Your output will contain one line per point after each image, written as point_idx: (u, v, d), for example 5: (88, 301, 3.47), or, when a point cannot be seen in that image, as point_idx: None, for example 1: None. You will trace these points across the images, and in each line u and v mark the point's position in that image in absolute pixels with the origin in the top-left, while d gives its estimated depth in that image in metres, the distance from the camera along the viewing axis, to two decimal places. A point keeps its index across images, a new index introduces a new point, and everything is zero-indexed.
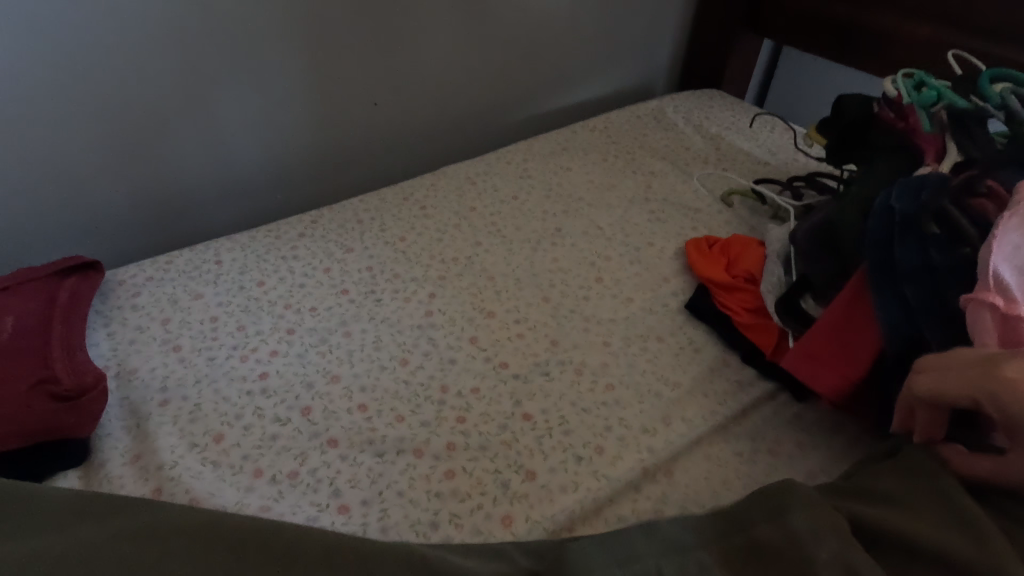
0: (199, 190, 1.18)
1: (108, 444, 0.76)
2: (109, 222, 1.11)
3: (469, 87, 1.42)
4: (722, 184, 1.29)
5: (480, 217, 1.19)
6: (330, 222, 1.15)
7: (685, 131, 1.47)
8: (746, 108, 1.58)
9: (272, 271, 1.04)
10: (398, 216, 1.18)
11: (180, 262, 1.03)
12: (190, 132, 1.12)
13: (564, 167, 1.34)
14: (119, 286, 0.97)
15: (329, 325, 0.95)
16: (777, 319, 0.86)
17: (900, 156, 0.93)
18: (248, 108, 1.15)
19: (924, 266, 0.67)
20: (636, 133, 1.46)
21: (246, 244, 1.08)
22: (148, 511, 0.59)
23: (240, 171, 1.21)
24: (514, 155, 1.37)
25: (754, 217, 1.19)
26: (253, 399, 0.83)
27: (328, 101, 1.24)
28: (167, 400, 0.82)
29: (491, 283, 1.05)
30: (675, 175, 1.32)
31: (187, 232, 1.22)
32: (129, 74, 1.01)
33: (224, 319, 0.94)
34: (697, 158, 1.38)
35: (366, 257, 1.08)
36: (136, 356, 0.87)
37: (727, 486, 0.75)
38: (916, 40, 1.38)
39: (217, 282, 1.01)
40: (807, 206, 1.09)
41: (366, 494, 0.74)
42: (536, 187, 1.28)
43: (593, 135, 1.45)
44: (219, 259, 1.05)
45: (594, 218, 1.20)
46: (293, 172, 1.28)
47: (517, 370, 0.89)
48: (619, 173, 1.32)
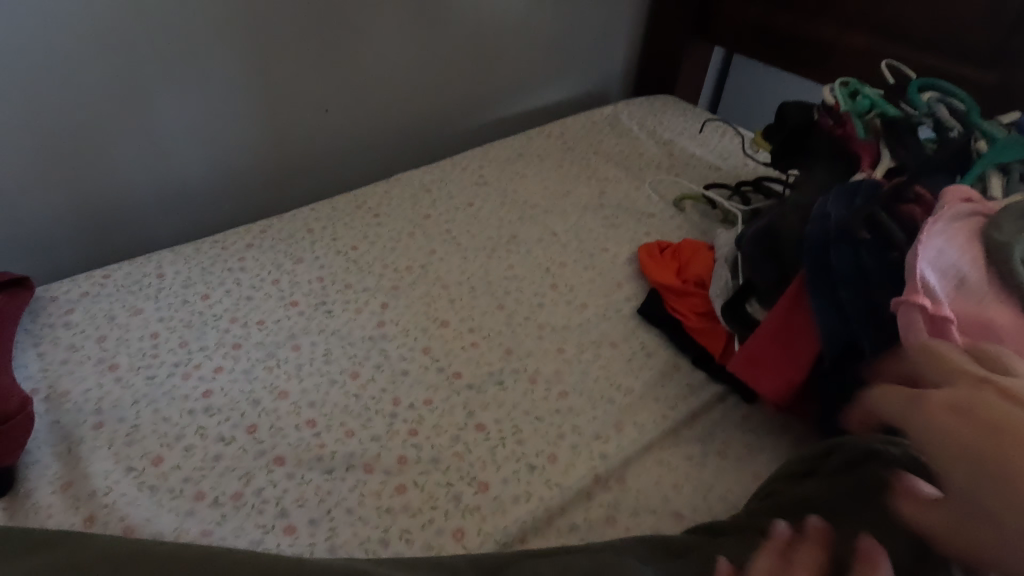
0: (137, 200, 1.14)
1: (35, 473, 0.72)
2: (38, 235, 1.06)
3: (422, 93, 1.41)
4: (674, 188, 1.31)
5: (435, 225, 1.18)
6: (279, 232, 1.12)
7: (638, 137, 1.49)
8: (697, 114, 1.62)
9: (218, 284, 1.00)
10: (350, 225, 1.16)
11: (119, 276, 0.99)
12: (129, 141, 1.08)
13: (519, 173, 1.34)
14: (50, 303, 0.93)
15: (277, 338, 0.92)
16: (725, 323, 0.88)
17: (839, 161, 0.96)
18: (189, 114, 1.12)
19: (859, 271, 0.69)
20: (591, 139, 1.47)
21: (191, 255, 1.05)
22: (79, 544, 0.57)
23: (182, 181, 1.17)
24: (469, 161, 1.36)
25: (704, 221, 1.22)
26: (196, 418, 0.80)
27: (276, 107, 1.21)
28: (102, 422, 0.78)
29: (445, 292, 1.04)
30: (628, 181, 1.34)
31: (127, 245, 1.17)
32: (56, 80, 0.96)
33: (164, 335, 0.91)
34: (650, 163, 1.40)
35: (316, 267, 1.06)
36: (68, 377, 0.83)
37: (678, 490, 0.76)
38: (854, 49, 1.44)
39: (159, 296, 0.97)
40: (754, 211, 1.11)
41: (314, 513, 0.72)
42: (491, 194, 1.27)
43: (548, 141, 1.45)
44: (162, 271, 1.01)
45: (549, 224, 1.20)
46: (241, 181, 1.24)
47: (470, 380, 0.88)
48: (574, 179, 1.33)
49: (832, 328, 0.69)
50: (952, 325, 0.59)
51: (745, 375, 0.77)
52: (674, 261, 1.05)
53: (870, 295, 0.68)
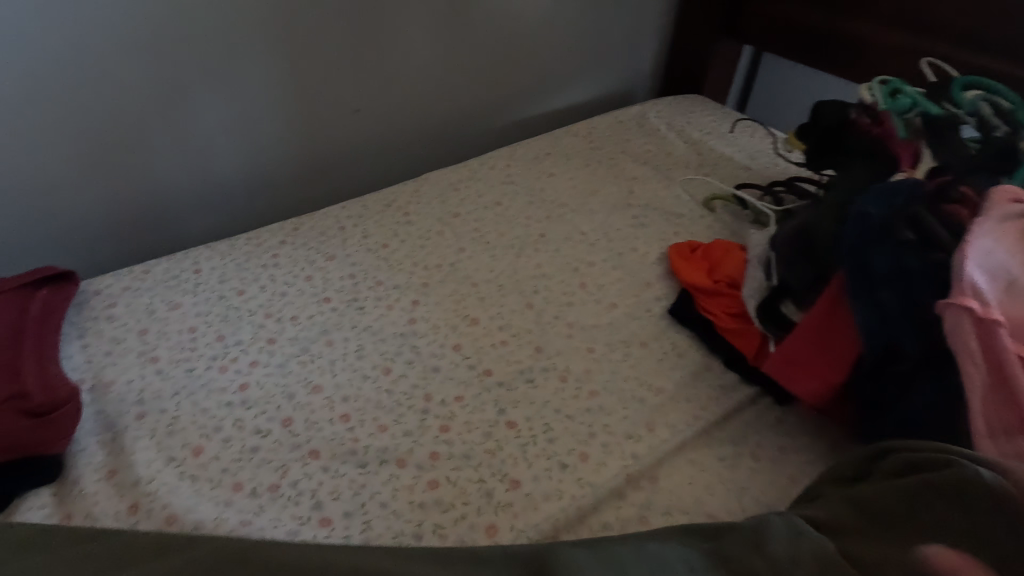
0: (175, 197, 1.16)
1: (82, 460, 0.74)
2: (81, 232, 1.09)
3: (451, 93, 1.42)
4: (703, 188, 1.30)
5: (464, 224, 1.19)
6: (311, 229, 1.14)
7: (666, 136, 1.48)
8: (726, 113, 1.60)
9: (252, 279, 1.02)
10: (380, 223, 1.17)
11: (158, 271, 1.01)
12: (169, 140, 1.11)
13: (547, 173, 1.34)
14: (94, 297, 0.95)
15: (310, 334, 0.94)
16: (759, 324, 0.87)
17: (876, 161, 0.94)
18: (226, 114, 1.14)
19: (900, 272, 0.67)
20: (619, 138, 1.47)
21: (226, 252, 1.07)
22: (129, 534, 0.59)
23: (217, 179, 1.20)
24: (497, 160, 1.36)
25: (735, 221, 1.20)
26: (233, 411, 0.82)
27: (308, 108, 1.23)
28: (144, 412, 0.80)
29: (475, 290, 1.04)
30: (657, 180, 1.33)
31: (164, 242, 1.20)
32: (100, 80, 0.99)
33: (202, 329, 0.93)
34: (679, 163, 1.39)
35: (347, 264, 1.07)
36: (111, 368, 0.85)
37: (710, 491, 0.76)
38: (890, 47, 1.41)
39: (196, 291, 0.99)
40: (787, 211, 1.09)
41: (349, 506, 0.73)
42: (519, 192, 1.28)
43: (575, 140, 1.45)
44: (199, 267, 1.03)
45: (577, 223, 1.20)
46: (274, 179, 1.27)
47: (500, 378, 0.89)
48: (602, 179, 1.33)
49: (872, 330, 0.68)
50: (1001, 329, 0.59)
51: (780, 376, 0.76)
52: (705, 261, 1.05)
53: (910, 296, 0.66)
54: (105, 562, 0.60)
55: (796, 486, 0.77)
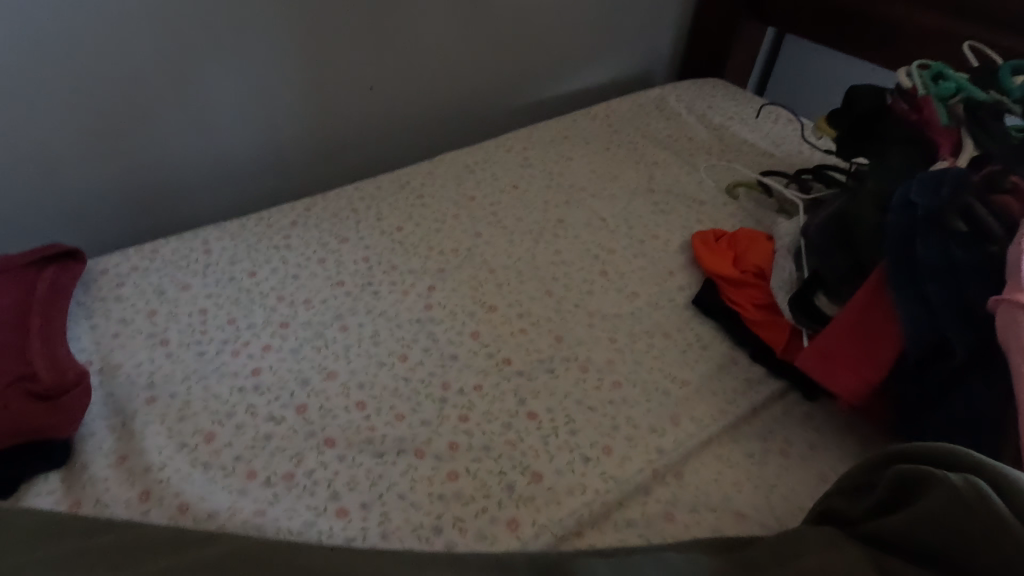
0: (183, 175, 1.13)
1: (92, 445, 0.72)
2: (87, 209, 1.06)
3: (468, 72, 1.38)
4: (726, 175, 1.26)
5: (480, 207, 1.15)
6: (324, 210, 1.10)
7: (687, 120, 1.44)
8: (749, 97, 1.55)
9: (264, 261, 0.99)
10: (395, 205, 1.14)
11: (166, 250, 0.98)
12: (178, 116, 1.07)
13: (565, 156, 1.30)
14: (101, 276, 0.93)
15: (324, 319, 0.91)
16: (790, 316, 0.83)
17: (912, 148, 0.90)
18: (237, 89, 1.10)
19: (948, 265, 0.65)
20: (638, 122, 1.42)
21: (236, 232, 1.04)
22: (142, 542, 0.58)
23: (227, 156, 1.16)
24: (514, 142, 1.33)
25: (759, 210, 1.17)
26: (246, 396, 0.79)
27: (319, 85, 1.19)
28: (154, 396, 0.78)
29: (492, 276, 1.01)
30: (679, 166, 1.29)
31: (173, 221, 1.17)
32: (108, 51, 0.95)
33: (213, 312, 0.90)
34: (700, 148, 1.35)
35: (361, 247, 1.04)
36: (120, 350, 0.83)
37: (738, 488, 0.74)
38: (924, 31, 1.36)
39: (206, 272, 0.96)
40: (817, 200, 1.06)
41: (366, 498, 0.70)
42: (536, 176, 1.24)
43: (594, 123, 1.41)
44: (208, 247, 1.00)
45: (597, 209, 1.17)
46: (284, 158, 1.23)
47: (520, 367, 0.86)
48: (622, 163, 1.29)
49: (916, 325, 0.65)
50: None
51: (815, 371, 0.73)
52: (730, 250, 1.01)
53: (959, 290, 0.64)
54: (115, 554, 0.58)
55: (827, 484, 0.75)
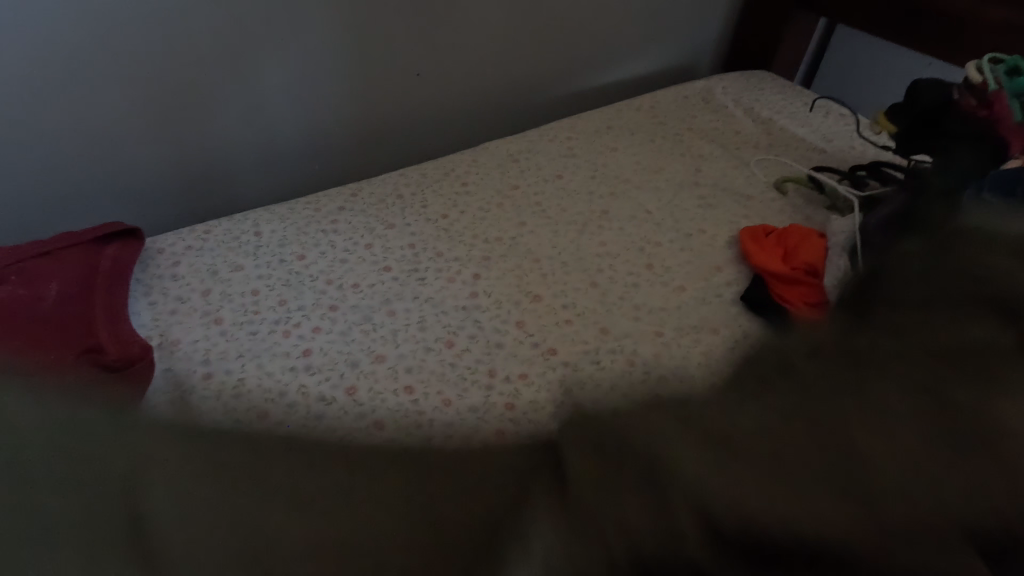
0: (234, 158, 1.15)
1: None
2: (143, 188, 1.09)
3: (514, 60, 1.37)
4: (775, 170, 1.24)
5: (524, 196, 1.15)
6: (370, 195, 1.11)
7: (734, 113, 1.41)
8: (798, 91, 1.51)
9: (313, 245, 1.01)
10: (439, 192, 1.14)
11: (219, 231, 1.01)
12: (231, 100, 1.09)
13: (609, 147, 1.28)
14: (158, 255, 0.95)
15: (372, 303, 0.92)
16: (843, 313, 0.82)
17: (983, 148, 0.87)
18: (290, 75, 1.11)
19: None
20: (684, 113, 1.40)
21: (286, 215, 1.05)
22: None
23: (277, 141, 1.18)
24: (558, 132, 1.31)
25: (809, 206, 1.14)
26: (297, 376, 0.81)
27: (366, 71, 1.19)
28: (211, 372, 0.80)
29: (537, 266, 1.01)
30: (725, 159, 1.27)
31: (222, 203, 1.19)
32: (168, 35, 0.97)
33: (264, 293, 0.92)
34: (748, 142, 1.32)
35: (407, 233, 1.05)
36: (178, 327, 0.85)
37: None
38: (990, 24, 1.30)
39: (258, 254, 0.98)
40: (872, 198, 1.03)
41: None
42: (580, 166, 1.23)
43: (638, 114, 1.39)
44: (259, 229, 1.02)
45: (642, 201, 1.15)
46: (331, 143, 1.24)
47: (565, 358, 0.86)
48: (667, 156, 1.27)
49: None
50: None
51: None
52: (781, 248, 0.98)
53: None
54: None
55: None
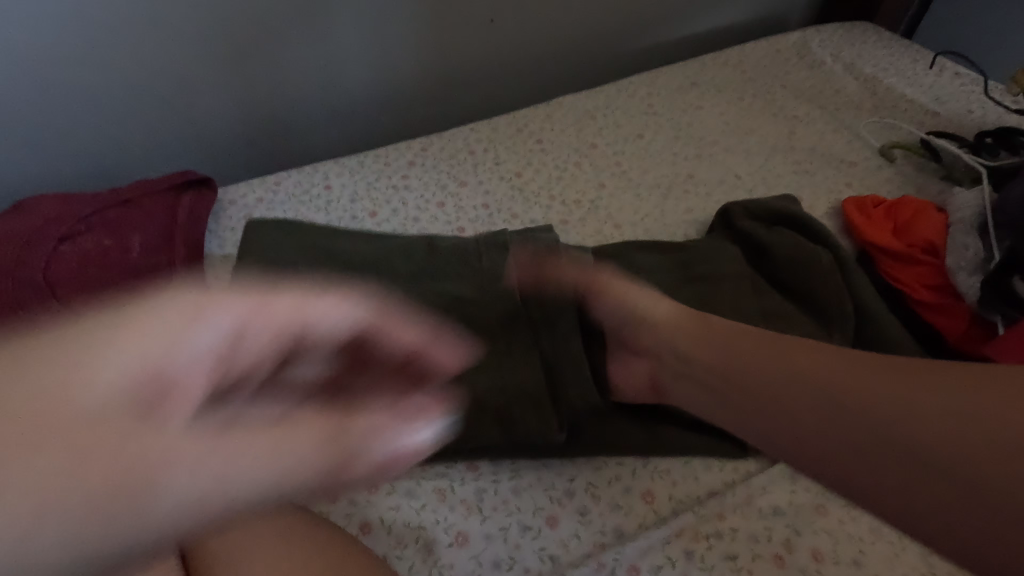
0: (302, 108, 1.11)
1: None
2: (214, 135, 1.07)
3: (594, 6, 1.25)
4: (882, 134, 1.12)
5: (603, 156, 1.08)
6: (441, 150, 1.06)
7: (835, 69, 1.27)
8: (908, 44, 1.35)
9: (385, 201, 0.97)
10: (513, 149, 1.08)
11: (290, 184, 0.98)
12: (299, 46, 1.03)
13: (694, 105, 1.18)
14: (231, 207, 0.93)
15: None
16: (973, 300, 0.75)
17: None
18: (361, 21, 1.05)
19: None
20: (777, 69, 1.27)
21: (356, 169, 1.01)
22: None
23: (345, 92, 1.13)
24: (638, 87, 1.22)
25: (920, 176, 1.03)
26: None
27: (438, 18, 1.11)
28: None
29: (618, 233, 0.95)
30: (824, 121, 1.15)
31: (290, 153, 1.16)
32: None
33: None
34: (850, 102, 1.19)
35: (481, 192, 1.00)
36: None
37: None
38: None
39: (329, 209, 0.95)
40: (1000, 169, 0.92)
41: None
42: (663, 126, 1.14)
43: (726, 69, 1.27)
44: (329, 183, 0.99)
45: (731, 166, 1.07)
46: (399, 96, 1.18)
47: None
48: (758, 116, 1.16)
49: None
50: None
51: None
52: (888, 222, 0.88)
53: None
54: None
55: None
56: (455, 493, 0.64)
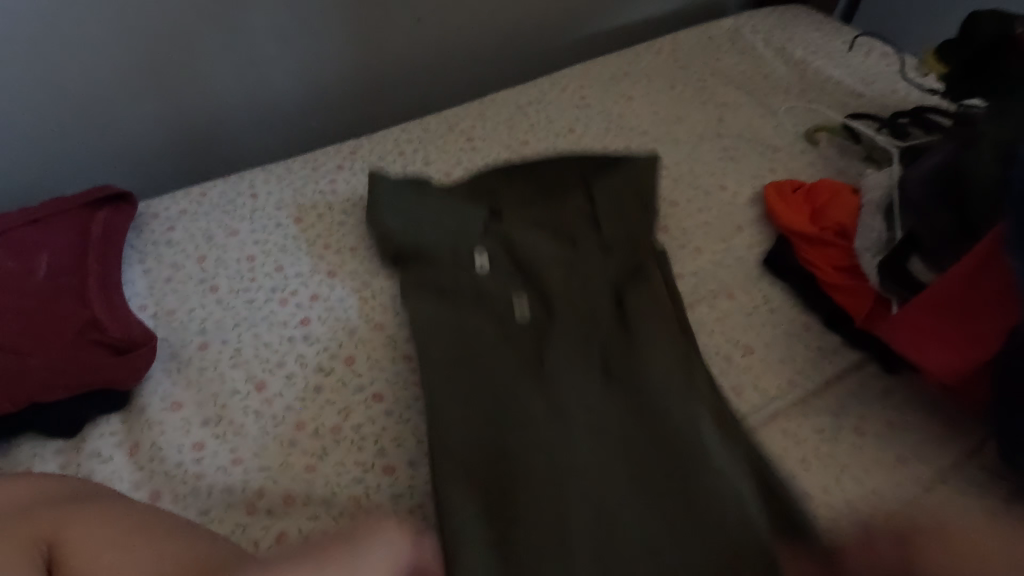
0: (225, 110, 1.10)
1: (149, 389, 0.74)
2: (138, 144, 1.07)
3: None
4: (807, 118, 1.13)
5: (533, 152, 1.08)
6: (370, 153, 1.05)
7: (764, 55, 1.28)
8: (841, 26, 1.36)
9: (310, 207, 0.96)
10: (442, 148, 1.07)
11: (214, 194, 0.97)
12: (217, 54, 1.03)
13: (626, 96, 1.19)
14: (152, 220, 0.92)
15: (373, 269, 0.88)
16: (875, 281, 0.77)
17: None
18: (277, 22, 1.04)
19: None
20: (709, 56, 1.28)
21: (282, 175, 1.00)
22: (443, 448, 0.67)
23: (272, 94, 1.12)
24: (571, 80, 1.21)
25: (842, 158, 1.05)
26: (295, 346, 0.79)
27: (362, 20, 1.10)
28: (207, 343, 0.79)
29: None
30: (753, 108, 1.16)
31: (226, 159, 1.16)
32: None
33: (261, 259, 0.89)
34: (778, 87, 1.21)
35: None
36: (173, 296, 0.84)
37: (806, 466, 0.69)
38: None
39: (254, 217, 0.94)
40: (912, 147, 0.95)
41: (413, 455, 0.70)
42: (595, 119, 1.14)
43: (658, 58, 1.27)
44: (255, 192, 0.98)
45: (659, 155, 1.07)
46: (331, 98, 1.17)
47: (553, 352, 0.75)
48: (688, 104, 1.17)
49: None
50: None
51: (902, 345, 0.68)
52: (806, 205, 0.90)
53: None
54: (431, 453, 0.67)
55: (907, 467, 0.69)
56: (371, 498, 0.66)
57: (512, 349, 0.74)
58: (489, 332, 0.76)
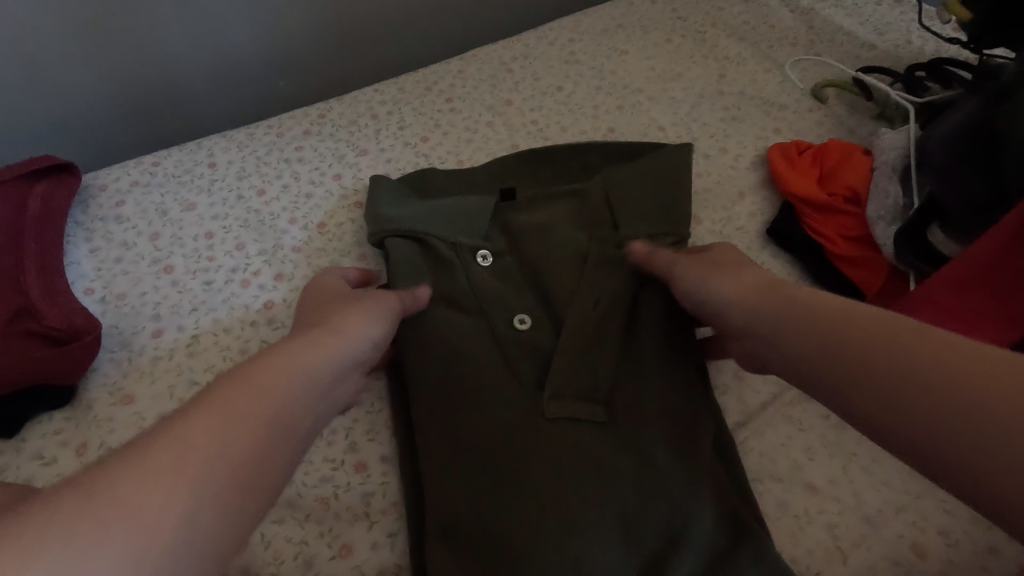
0: (178, 72, 1.00)
1: (97, 382, 0.68)
2: (84, 111, 0.98)
3: None
4: (816, 73, 1.04)
5: (518, 113, 1.00)
6: (339, 116, 0.96)
7: (770, 3, 1.18)
8: None
9: (274, 176, 0.88)
10: (419, 110, 0.98)
11: (168, 163, 0.88)
12: (163, 6, 0.92)
13: (619, 50, 1.09)
14: (100, 194, 0.84)
15: (343, 246, 0.80)
16: (890, 251, 0.71)
17: None
18: None
19: None
20: (710, 5, 1.17)
21: (244, 142, 0.92)
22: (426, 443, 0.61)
23: (230, 52, 1.02)
24: (560, 33, 1.11)
25: (853, 117, 0.97)
26: (258, 331, 0.72)
27: None
28: (162, 330, 0.72)
29: None
30: (757, 62, 1.07)
31: (185, 125, 1.07)
32: None
33: (220, 236, 0.81)
34: (784, 39, 1.11)
35: (381, 161, 0.92)
36: (123, 277, 0.77)
37: (811, 455, 0.63)
38: None
39: (212, 189, 0.86)
40: (930, 104, 0.87)
41: (387, 450, 0.64)
42: (585, 76, 1.05)
43: (654, 8, 1.16)
44: (213, 160, 0.89)
45: (655, 116, 0.98)
46: (297, 56, 1.07)
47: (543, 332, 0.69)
48: (687, 58, 1.08)
49: None
50: None
51: None
52: (815, 166, 0.82)
53: None
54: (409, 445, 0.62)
55: None
56: (339, 500, 0.61)
57: (497, 326, 0.67)
58: (482, 353, 0.66)
